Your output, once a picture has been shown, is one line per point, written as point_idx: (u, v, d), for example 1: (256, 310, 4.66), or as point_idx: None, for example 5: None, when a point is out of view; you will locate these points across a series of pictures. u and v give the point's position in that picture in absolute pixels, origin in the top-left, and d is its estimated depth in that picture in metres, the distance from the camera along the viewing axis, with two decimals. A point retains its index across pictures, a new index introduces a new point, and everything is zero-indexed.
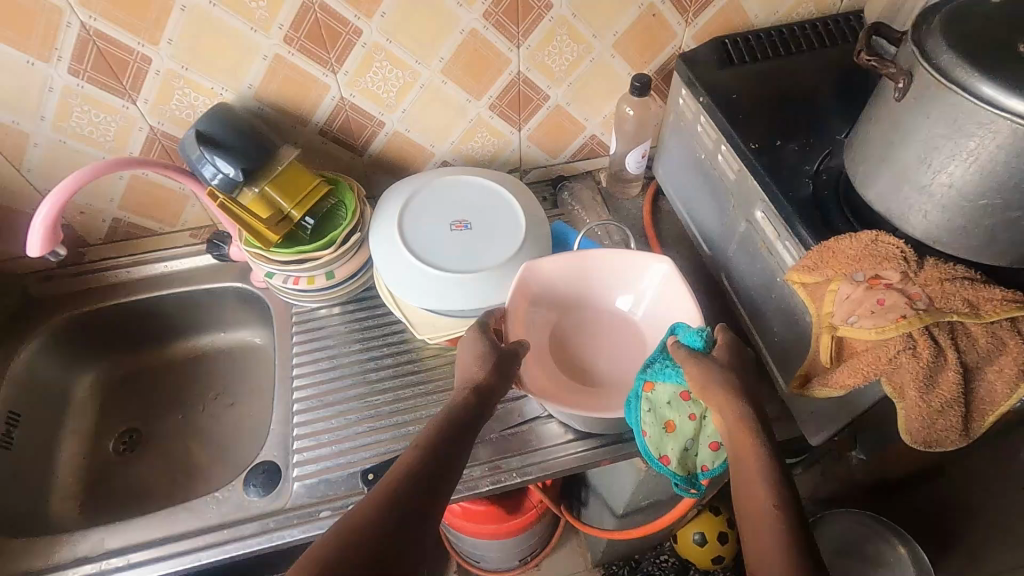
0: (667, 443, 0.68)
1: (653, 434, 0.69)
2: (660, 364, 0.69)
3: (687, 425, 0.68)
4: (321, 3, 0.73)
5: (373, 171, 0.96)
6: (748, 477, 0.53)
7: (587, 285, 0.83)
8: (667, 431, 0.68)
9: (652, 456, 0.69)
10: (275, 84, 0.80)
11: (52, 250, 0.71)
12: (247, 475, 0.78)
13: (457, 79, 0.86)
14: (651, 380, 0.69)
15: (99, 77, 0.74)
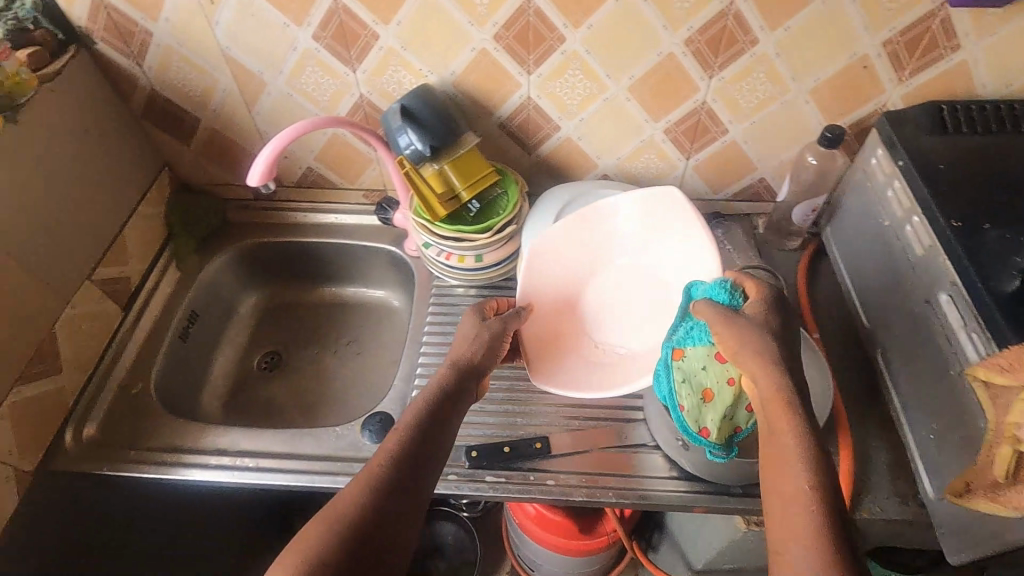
0: (705, 415, 0.70)
1: (688, 405, 0.70)
2: (686, 325, 0.71)
3: (723, 391, 0.69)
4: (536, 8, 0.78)
5: (537, 171, 0.99)
6: (792, 489, 0.54)
7: (582, 262, 0.88)
8: (704, 400, 0.69)
9: (692, 430, 0.71)
10: (473, 75, 0.87)
11: (265, 184, 0.81)
12: (365, 420, 0.85)
13: (642, 98, 0.87)
14: (680, 347, 0.71)
15: (334, 45, 0.85)
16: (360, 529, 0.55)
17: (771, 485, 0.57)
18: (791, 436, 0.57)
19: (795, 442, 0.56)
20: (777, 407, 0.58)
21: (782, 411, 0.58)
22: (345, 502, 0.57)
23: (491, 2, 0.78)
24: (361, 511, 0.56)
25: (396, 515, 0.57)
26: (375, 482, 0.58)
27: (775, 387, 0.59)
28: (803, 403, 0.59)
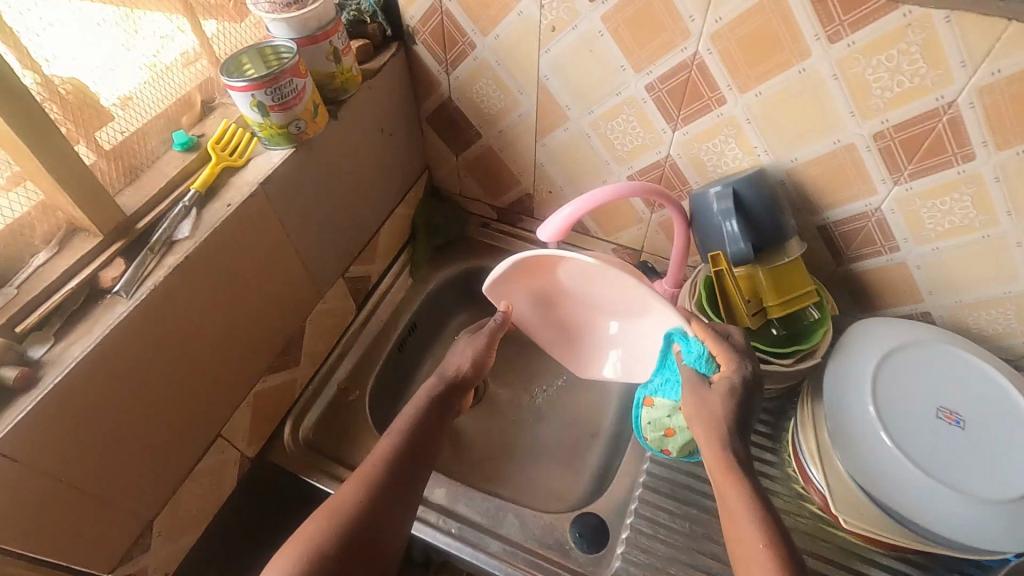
0: (667, 443, 0.79)
1: (653, 436, 0.80)
2: (663, 375, 0.77)
3: (683, 433, 0.77)
4: (701, 64, 0.68)
5: (658, 230, 0.89)
6: (748, 539, 0.54)
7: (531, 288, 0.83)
8: (666, 434, 0.78)
9: (658, 452, 0.81)
10: (613, 120, 0.79)
11: None
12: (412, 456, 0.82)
13: (799, 184, 0.74)
14: (652, 394, 0.80)
15: (430, 43, 0.82)
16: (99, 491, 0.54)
17: (731, 539, 0.57)
18: (740, 495, 0.57)
19: (739, 502, 0.57)
20: (726, 482, 0.59)
21: (727, 482, 0.58)
22: (344, 500, 0.62)
23: (651, 49, 0.69)
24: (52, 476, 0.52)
25: (390, 502, 0.63)
26: (367, 485, 0.63)
27: (721, 459, 0.60)
28: (747, 471, 0.59)
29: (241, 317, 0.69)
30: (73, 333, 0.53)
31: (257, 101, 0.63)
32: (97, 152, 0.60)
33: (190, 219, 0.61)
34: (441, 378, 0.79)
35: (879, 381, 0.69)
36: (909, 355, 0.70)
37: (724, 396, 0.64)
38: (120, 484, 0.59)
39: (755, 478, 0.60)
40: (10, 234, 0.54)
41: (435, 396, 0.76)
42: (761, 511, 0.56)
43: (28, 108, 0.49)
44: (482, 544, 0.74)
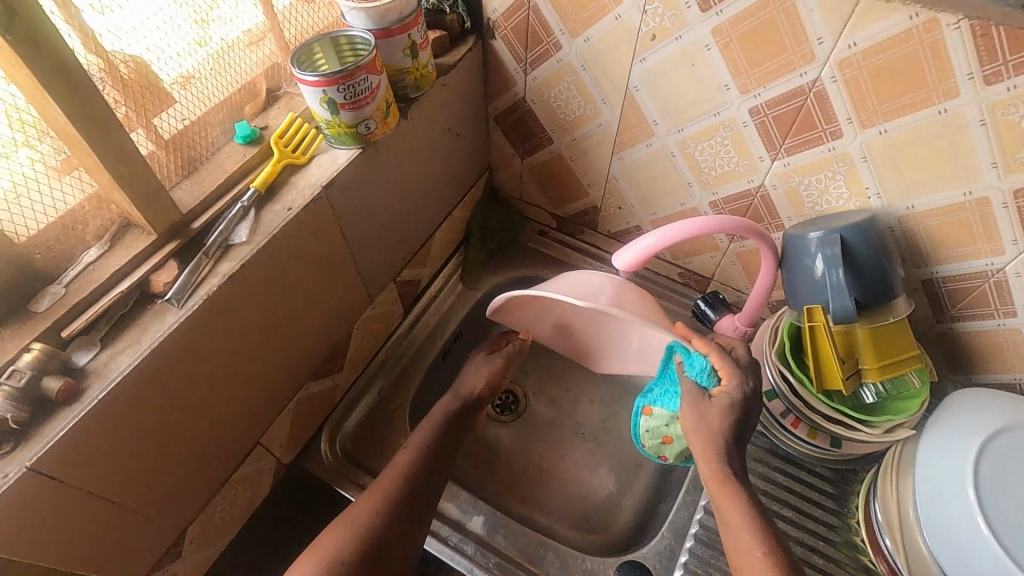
0: (664, 450, 0.75)
1: (651, 443, 0.76)
2: (663, 385, 0.72)
3: (681, 442, 0.73)
4: (821, 91, 0.60)
5: (734, 260, 0.82)
6: (743, 553, 0.58)
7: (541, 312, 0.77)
8: (664, 443, 0.75)
9: (654, 456, 0.78)
10: (703, 142, 0.71)
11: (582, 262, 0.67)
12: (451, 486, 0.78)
13: (910, 233, 0.66)
14: (650, 403, 0.74)
15: (511, 38, 0.75)
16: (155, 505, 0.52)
17: (729, 551, 0.59)
18: (736, 510, 0.60)
19: (736, 517, 0.59)
20: (722, 495, 0.61)
21: (722, 495, 0.60)
22: (364, 511, 0.63)
23: (763, 70, 0.61)
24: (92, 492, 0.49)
25: (407, 521, 0.64)
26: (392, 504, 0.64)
27: (715, 471, 0.61)
28: (742, 484, 0.61)
29: (289, 324, 0.65)
30: (120, 341, 0.49)
31: (327, 98, 0.58)
32: (157, 142, 0.55)
33: (248, 222, 0.57)
34: (458, 395, 0.77)
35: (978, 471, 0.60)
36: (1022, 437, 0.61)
37: (722, 411, 0.62)
38: (156, 495, 0.56)
39: (750, 489, 0.62)
40: (62, 227, 0.50)
41: (452, 413, 0.75)
42: (757, 522, 0.59)
43: (90, 99, 0.45)
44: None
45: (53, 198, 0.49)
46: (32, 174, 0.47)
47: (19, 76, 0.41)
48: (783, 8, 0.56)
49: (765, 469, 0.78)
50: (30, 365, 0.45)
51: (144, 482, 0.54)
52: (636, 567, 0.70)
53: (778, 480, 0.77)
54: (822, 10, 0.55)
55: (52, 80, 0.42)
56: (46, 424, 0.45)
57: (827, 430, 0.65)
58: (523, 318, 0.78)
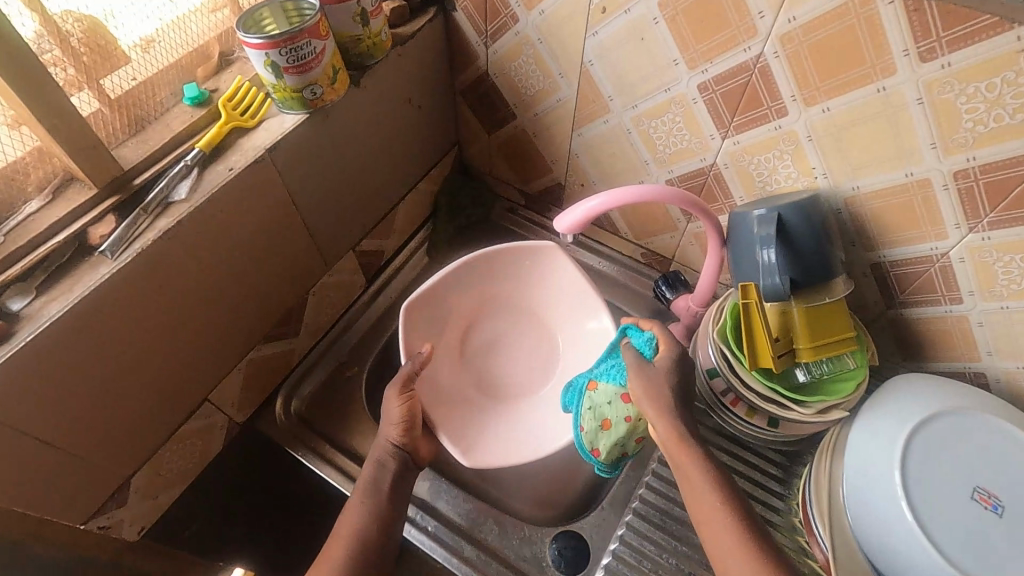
0: (599, 438, 0.69)
1: (587, 427, 0.69)
2: (608, 361, 0.72)
3: (621, 425, 0.68)
4: (765, 67, 0.59)
5: (692, 240, 0.82)
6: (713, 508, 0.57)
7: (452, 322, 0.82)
8: (602, 427, 0.69)
9: (584, 449, 0.69)
10: (657, 119, 0.71)
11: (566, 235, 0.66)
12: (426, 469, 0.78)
13: (856, 215, 0.65)
14: (596, 380, 0.71)
15: (472, 10, 0.76)
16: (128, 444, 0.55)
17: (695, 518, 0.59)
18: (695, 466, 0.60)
19: (698, 474, 0.59)
20: (682, 453, 0.61)
21: (681, 453, 0.61)
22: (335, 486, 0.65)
23: (709, 45, 0.61)
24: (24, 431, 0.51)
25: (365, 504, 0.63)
26: None
27: (674, 430, 0.62)
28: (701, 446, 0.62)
29: (237, 284, 0.67)
30: (54, 290, 0.51)
31: (271, 61, 0.58)
32: (101, 99, 0.57)
33: (189, 180, 0.59)
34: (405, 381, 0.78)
35: (907, 455, 0.59)
36: (976, 419, 0.60)
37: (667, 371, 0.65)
38: (96, 441, 0.59)
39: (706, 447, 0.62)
40: (2, 178, 0.52)
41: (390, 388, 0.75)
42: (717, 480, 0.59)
43: (18, 49, 0.46)
44: (461, 548, 0.71)
45: None
46: None
47: None
48: None
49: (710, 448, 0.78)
50: None
51: (82, 428, 0.56)
52: (570, 538, 0.72)
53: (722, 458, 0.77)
54: None
55: None
56: None
57: (762, 410, 0.65)
58: (437, 313, 0.80)
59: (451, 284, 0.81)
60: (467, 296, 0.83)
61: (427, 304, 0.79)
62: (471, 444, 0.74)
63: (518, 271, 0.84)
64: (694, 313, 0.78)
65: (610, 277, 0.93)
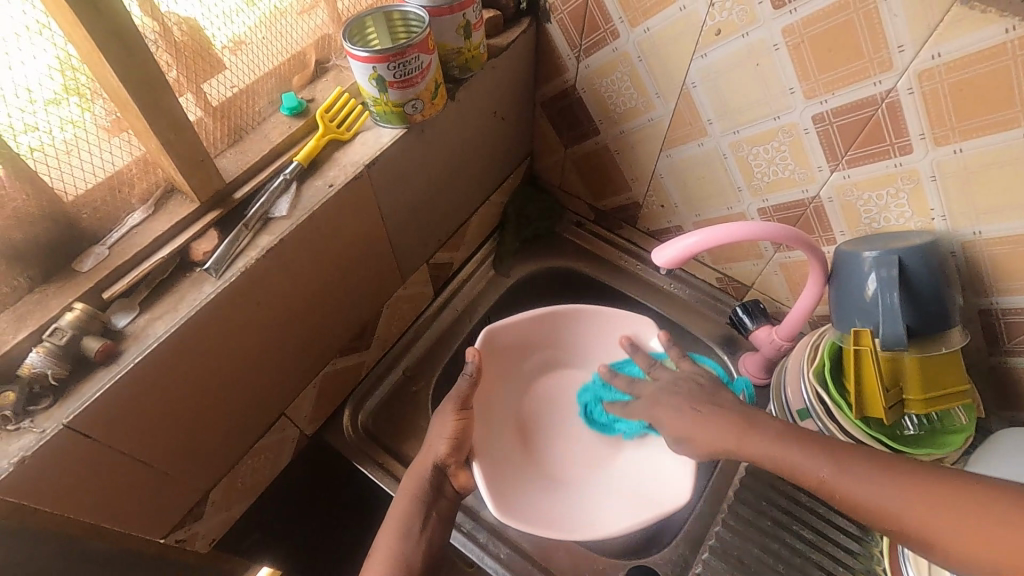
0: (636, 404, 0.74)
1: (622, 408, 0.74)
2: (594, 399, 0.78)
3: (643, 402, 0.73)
4: (894, 103, 0.56)
5: (778, 270, 0.79)
6: None
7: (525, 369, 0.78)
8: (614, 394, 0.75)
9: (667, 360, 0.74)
10: (759, 146, 0.68)
11: (665, 267, 0.63)
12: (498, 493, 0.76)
13: (975, 260, 0.61)
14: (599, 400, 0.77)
15: (568, 23, 0.73)
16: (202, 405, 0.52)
17: None
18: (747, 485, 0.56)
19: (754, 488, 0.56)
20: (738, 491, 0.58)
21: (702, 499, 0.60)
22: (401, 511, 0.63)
23: (833, 76, 0.58)
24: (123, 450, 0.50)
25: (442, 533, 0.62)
26: (421, 494, 0.64)
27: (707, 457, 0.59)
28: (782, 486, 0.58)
29: (321, 301, 0.65)
30: (159, 307, 0.50)
31: (377, 75, 0.56)
32: (204, 108, 0.55)
33: (289, 195, 0.57)
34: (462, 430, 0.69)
35: None
36: None
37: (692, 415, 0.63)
38: (184, 458, 0.58)
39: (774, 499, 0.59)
40: (108, 189, 0.51)
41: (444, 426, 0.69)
42: None
43: (141, 63, 0.44)
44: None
45: (102, 158, 0.50)
46: (84, 133, 0.48)
47: (77, 37, 0.41)
48: (866, 13, 0.53)
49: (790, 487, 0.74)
50: (71, 325, 0.46)
51: (173, 445, 0.56)
52: (643, 574, 0.70)
53: (802, 500, 0.73)
54: (907, 16, 0.51)
55: (106, 43, 0.42)
56: (82, 382, 0.46)
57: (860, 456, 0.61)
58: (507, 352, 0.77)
59: (524, 328, 0.78)
60: (540, 339, 0.79)
61: (499, 340, 0.76)
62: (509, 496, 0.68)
63: (582, 330, 0.80)
64: (779, 347, 0.76)
65: (684, 301, 0.90)
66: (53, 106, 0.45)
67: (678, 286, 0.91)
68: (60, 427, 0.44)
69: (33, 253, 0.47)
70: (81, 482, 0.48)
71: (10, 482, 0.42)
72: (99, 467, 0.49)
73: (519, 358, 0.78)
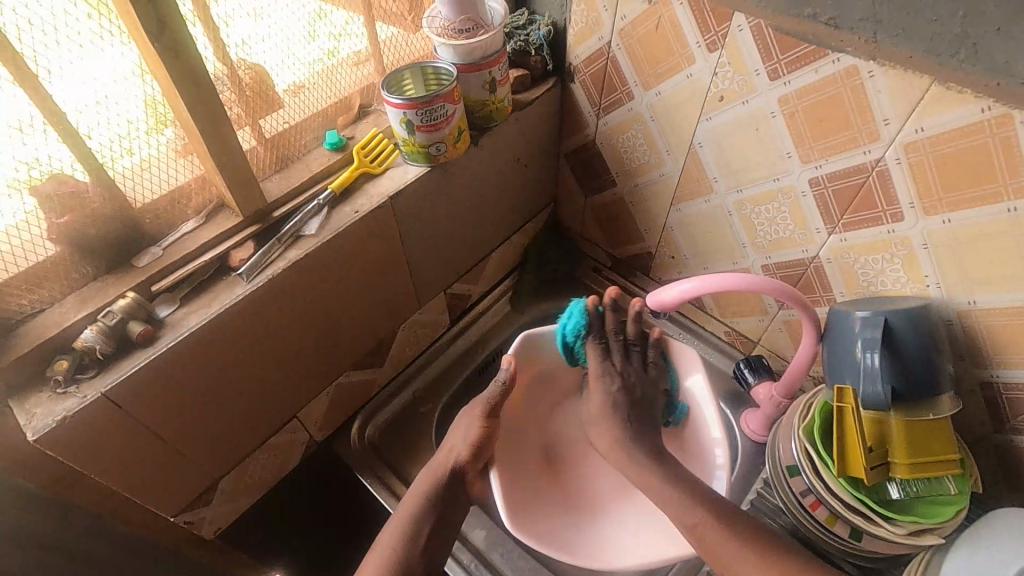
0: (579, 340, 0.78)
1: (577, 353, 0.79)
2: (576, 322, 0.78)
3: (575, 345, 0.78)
4: (883, 172, 0.59)
5: (782, 326, 0.80)
6: None
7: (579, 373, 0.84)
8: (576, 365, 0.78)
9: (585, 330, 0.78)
10: (761, 205, 0.72)
11: (658, 312, 0.66)
12: (486, 517, 0.77)
13: (970, 329, 0.61)
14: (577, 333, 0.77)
15: (589, 85, 0.80)
16: (194, 407, 0.61)
17: None
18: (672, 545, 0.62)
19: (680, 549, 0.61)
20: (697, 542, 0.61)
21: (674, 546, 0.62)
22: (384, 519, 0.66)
23: (826, 143, 0.62)
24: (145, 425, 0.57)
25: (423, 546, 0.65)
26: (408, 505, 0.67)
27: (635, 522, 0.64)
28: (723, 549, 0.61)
29: (339, 314, 0.72)
30: (194, 304, 0.58)
31: (407, 119, 0.64)
32: (258, 139, 0.64)
33: (320, 217, 0.65)
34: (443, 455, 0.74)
35: None
36: None
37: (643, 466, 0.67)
38: (200, 443, 0.64)
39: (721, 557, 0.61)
40: (170, 200, 0.60)
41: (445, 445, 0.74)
42: None
43: (207, 97, 0.53)
44: None
45: (168, 175, 0.59)
46: (155, 153, 0.57)
47: (160, 75, 0.51)
48: (852, 87, 0.57)
49: None
50: (122, 309, 0.54)
51: (191, 429, 0.62)
52: None
53: None
54: (891, 92, 0.55)
55: (182, 81, 0.51)
56: (123, 359, 0.54)
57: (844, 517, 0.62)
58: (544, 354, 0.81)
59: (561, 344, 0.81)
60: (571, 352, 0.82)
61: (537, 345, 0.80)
62: (519, 509, 0.71)
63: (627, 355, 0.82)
64: (777, 403, 0.76)
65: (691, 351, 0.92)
66: (135, 130, 0.55)
67: (686, 336, 0.93)
68: (99, 395, 0.51)
69: (101, 249, 0.56)
70: (108, 450, 0.55)
71: (50, 438, 0.49)
72: (124, 438, 0.55)
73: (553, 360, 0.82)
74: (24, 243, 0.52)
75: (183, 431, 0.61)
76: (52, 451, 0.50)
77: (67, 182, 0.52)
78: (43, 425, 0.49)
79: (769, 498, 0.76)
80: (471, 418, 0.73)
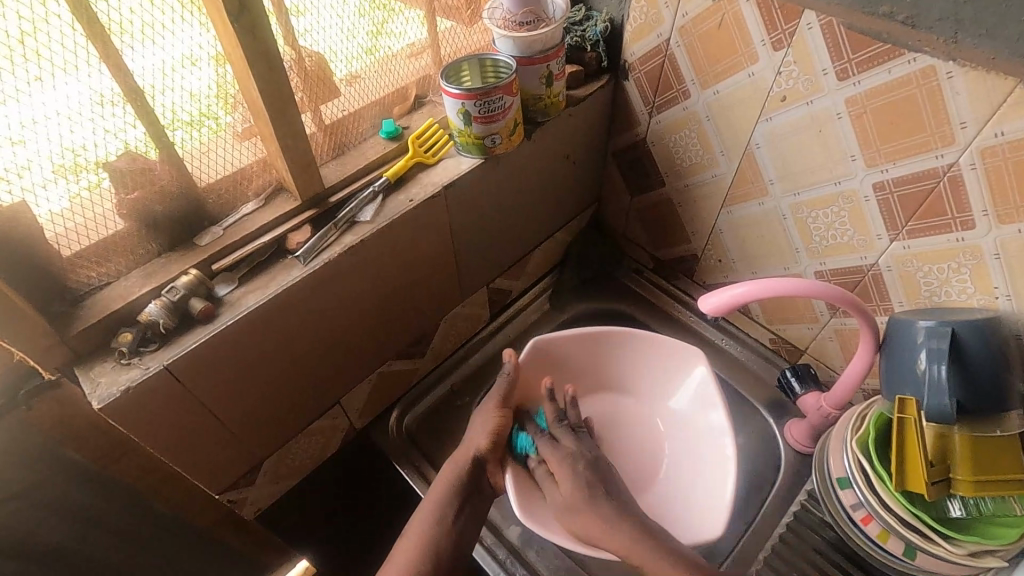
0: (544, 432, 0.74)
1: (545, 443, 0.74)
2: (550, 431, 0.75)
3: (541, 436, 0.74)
4: (956, 177, 0.57)
5: (834, 336, 0.78)
6: None
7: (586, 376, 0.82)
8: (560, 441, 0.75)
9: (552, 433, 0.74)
10: (819, 210, 0.70)
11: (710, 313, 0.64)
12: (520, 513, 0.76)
13: None
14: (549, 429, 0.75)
15: (644, 83, 0.80)
16: (242, 386, 0.61)
17: None
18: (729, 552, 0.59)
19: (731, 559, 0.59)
20: None
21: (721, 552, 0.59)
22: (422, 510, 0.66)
23: (895, 146, 0.60)
24: (197, 399, 0.57)
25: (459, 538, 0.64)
26: (447, 496, 0.66)
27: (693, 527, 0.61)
28: None
29: (387, 301, 0.72)
30: (252, 284, 0.59)
31: (464, 110, 0.65)
32: (318, 125, 0.65)
33: (375, 204, 0.65)
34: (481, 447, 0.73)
35: None
36: None
37: None
38: (247, 422, 0.65)
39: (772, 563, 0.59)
40: (232, 181, 0.61)
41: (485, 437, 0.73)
42: None
43: (277, 80, 0.54)
44: None
45: (231, 156, 0.60)
46: (221, 136, 0.59)
47: (235, 57, 0.52)
48: (928, 88, 0.55)
49: (825, 564, 0.69)
50: (185, 285, 0.55)
51: (239, 408, 0.62)
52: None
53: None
54: (969, 94, 0.53)
55: (255, 65, 0.52)
56: (185, 334, 0.55)
57: (902, 535, 0.60)
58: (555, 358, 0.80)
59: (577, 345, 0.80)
60: (581, 357, 0.81)
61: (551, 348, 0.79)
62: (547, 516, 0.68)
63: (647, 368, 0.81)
64: (825, 414, 0.74)
65: (735, 357, 0.90)
66: (205, 111, 0.56)
67: (729, 342, 0.91)
68: (161, 368, 0.52)
69: (167, 226, 0.57)
70: (164, 421, 0.56)
71: (114, 405, 0.50)
72: (178, 413, 0.56)
73: (565, 367, 0.80)
74: (97, 216, 0.53)
75: (232, 409, 0.62)
76: (114, 419, 0.52)
77: (139, 159, 0.53)
78: (109, 393, 0.50)
79: (814, 511, 0.74)
80: (483, 416, 0.72)
